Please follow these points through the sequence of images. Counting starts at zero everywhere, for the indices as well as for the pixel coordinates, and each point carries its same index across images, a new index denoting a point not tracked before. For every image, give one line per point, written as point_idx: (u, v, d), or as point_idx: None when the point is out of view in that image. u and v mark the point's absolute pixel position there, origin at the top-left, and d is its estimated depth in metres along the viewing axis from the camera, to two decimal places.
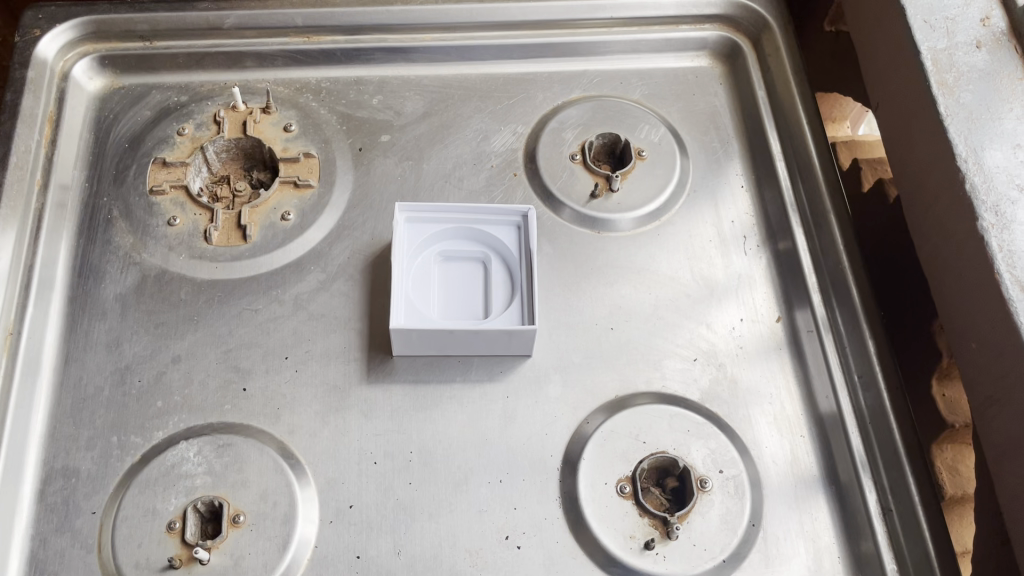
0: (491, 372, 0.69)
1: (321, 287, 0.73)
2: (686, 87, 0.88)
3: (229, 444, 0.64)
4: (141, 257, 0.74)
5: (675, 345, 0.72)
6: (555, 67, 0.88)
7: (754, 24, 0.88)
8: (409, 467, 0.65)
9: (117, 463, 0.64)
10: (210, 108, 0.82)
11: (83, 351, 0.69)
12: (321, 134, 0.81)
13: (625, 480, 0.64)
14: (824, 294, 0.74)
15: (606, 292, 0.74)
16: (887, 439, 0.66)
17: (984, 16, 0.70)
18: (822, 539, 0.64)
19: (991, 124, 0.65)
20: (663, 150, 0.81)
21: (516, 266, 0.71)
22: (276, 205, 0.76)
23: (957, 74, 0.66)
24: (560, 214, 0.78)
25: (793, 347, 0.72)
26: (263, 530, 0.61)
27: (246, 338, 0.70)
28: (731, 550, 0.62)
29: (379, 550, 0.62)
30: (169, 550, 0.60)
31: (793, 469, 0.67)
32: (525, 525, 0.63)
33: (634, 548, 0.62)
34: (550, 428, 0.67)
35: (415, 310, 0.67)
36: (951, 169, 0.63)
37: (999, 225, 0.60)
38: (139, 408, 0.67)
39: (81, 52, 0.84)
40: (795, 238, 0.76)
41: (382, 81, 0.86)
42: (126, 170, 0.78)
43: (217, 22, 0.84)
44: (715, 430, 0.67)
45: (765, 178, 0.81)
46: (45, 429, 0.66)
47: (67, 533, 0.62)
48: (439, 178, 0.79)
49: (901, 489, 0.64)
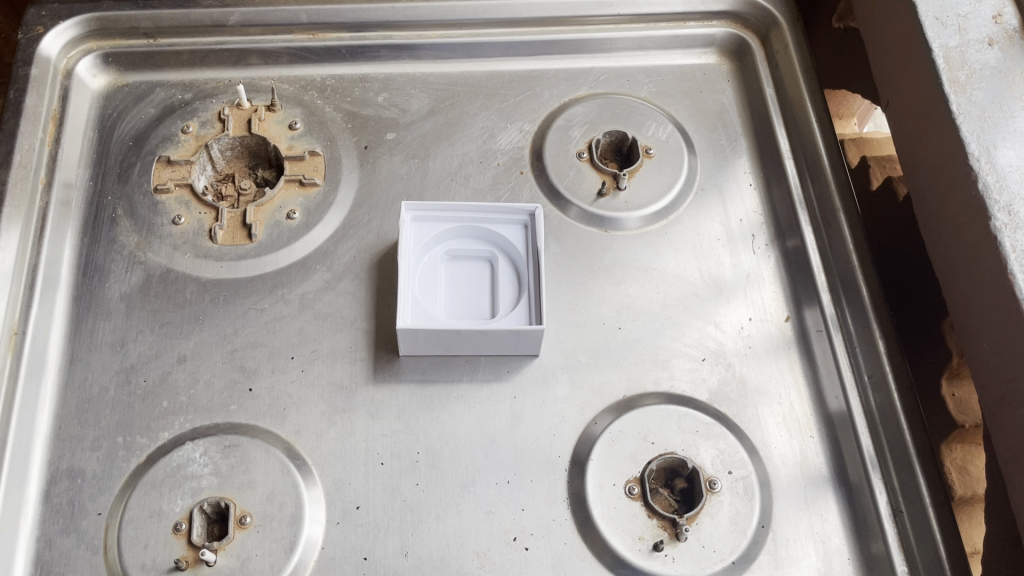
0: (498, 372, 0.69)
1: (327, 286, 0.72)
2: (693, 84, 0.87)
3: (235, 445, 0.64)
4: (145, 256, 0.73)
5: (682, 345, 0.71)
6: (561, 64, 0.87)
7: (762, 20, 0.88)
8: (416, 468, 0.64)
9: (122, 464, 0.64)
10: (214, 106, 0.81)
11: (88, 351, 0.69)
12: (327, 132, 0.80)
13: (634, 481, 0.64)
14: (834, 293, 0.73)
15: (613, 291, 0.74)
16: (897, 440, 0.65)
17: (996, 14, 0.70)
18: (831, 540, 0.64)
19: (1003, 122, 0.64)
20: (671, 148, 0.81)
21: (523, 265, 0.70)
22: (282, 204, 0.76)
23: (970, 72, 0.66)
24: (567, 212, 0.77)
25: (802, 346, 0.72)
26: (269, 531, 0.61)
27: (252, 337, 0.69)
28: (740, 552, 0.62)
29: (386, 551, 0.61)
30: (175, 551, 0.60)
31: (802, 470, 0.66)
32: (532, 526, 0.63)
33: (643, 549, 0.62)
34: (557, 430, 0.67)
35: (421, 309, 0.67)
36: (963, 168, 0.63)
37: (1012, 224, 0.60)
38: (145, 408, 0.66)
39: (85, 49, 0.83)
40: (804, 236, 0.76)
41: (387, 78, 0.85)
42: (130, 168, 0.77)
43: (221, 18, 0.83)
44: (723, 431, 0.67)
45: (773, 176, 0.81)
46: (50, 430, 0.65)
47: (72, 534, 0.61)
48: (445, 176, 0.79)
49: (911, 489, 0.64)
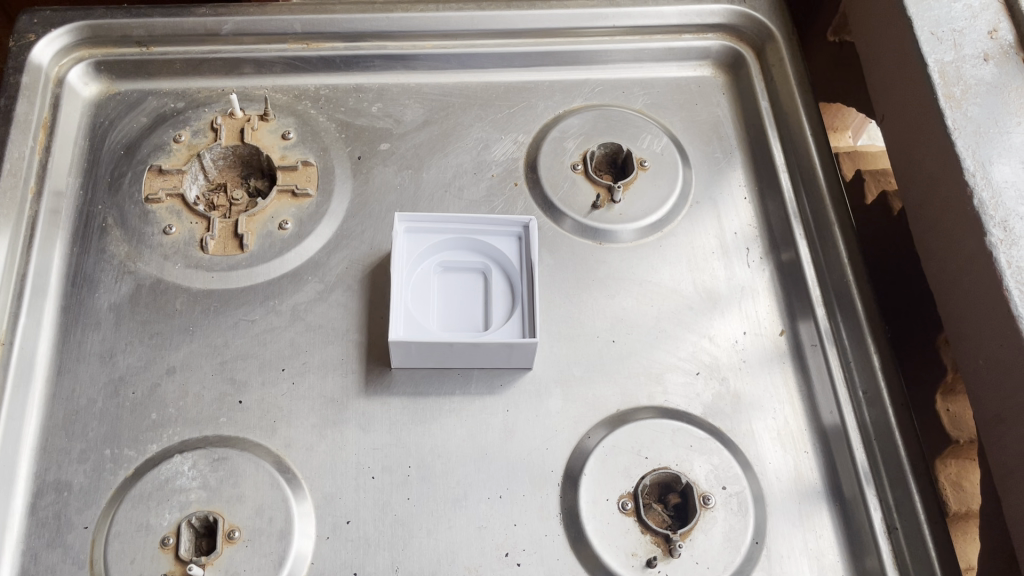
0: (492, 385, 0.68)
1: (319, 298, 0.72)
2: (689, 96, 0.87)
3: (224, 458, 0.63)
4: (135, 266, 0.72)
5: (676, 358, 0.71)
6: (556, 75, 0.87)
7: (758, 33, 0.88)
8: (408, 482, 0.64)
9: (109, 477, 0.63)
10: (207, 115, 0.81)
11: (76, 362, 0.68)
12: (320, 142, 0.80)
13: (627, 496, 0.63)
14: (828, 307, 0.73)
15: (608, 303, 0.73)
16: (891, 455, 0.65)
17: (991, 29, 0.70)
18: (826, 557, 0.63)
19: (998, 138, 0.64)
20: (666, 160, 0.80)
21: (517, 278, 0.70)
22: (274, 214, 0.75)
23: (965, 87, 0.66)
24: (561, 224, 0.77)
25: (797, 360, 0.71)
26: (258, 546, 0.60)
27: (243, 349, 0.69)
28: (734, 568, 0.62)
29: (376, 567, 0.60)
30: (162, 566, 0.59)
31: (796, 485, 0.66)
32: (525, 542, 0.62)
33: (636, 565, 0.61)
34: (551, 444, 0.66)
35: (414, 322, 0.66)
36: (959, 184, 0.63)
37: (1008, 240, 0.59)
38: (134, 420, 0.65)
39: (77, 57, 0.83)
40: (799, 250, 0.76)
41: (381, 89, 0.85)
42: (121, 178, 0.77)
43: (215, 27, 0.83)
44: (717, 446, 0.66)
45: (767, 190, 0.81)
46: (37, 442, 0.65)
47: (58, 549, 0.60)
48: (440, 188, 0.78)
49: (906, 505, 0.63)
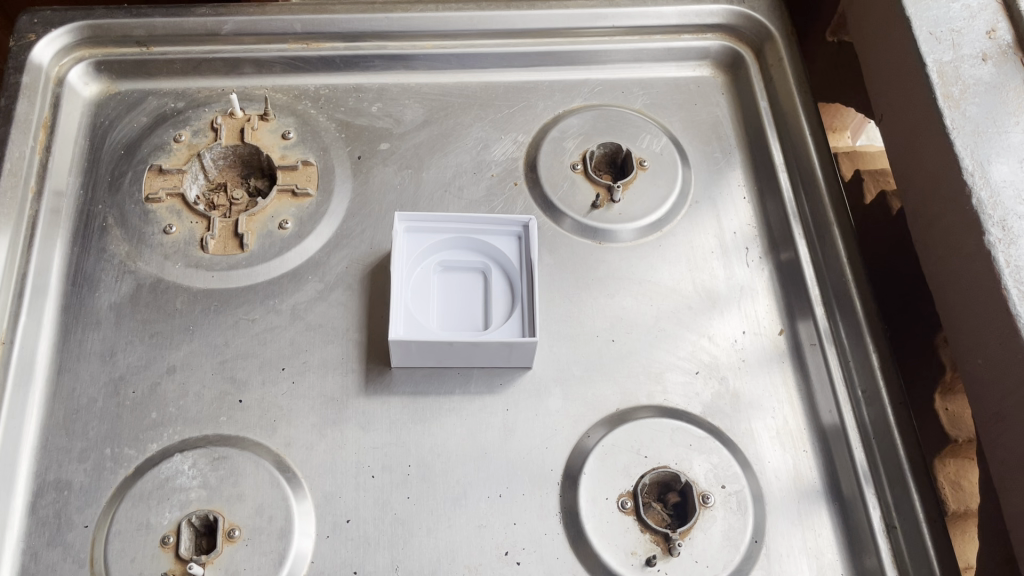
0: (491, 385, 0.69)
1: (319, 297, 0.72)
2: (688, 97, 0.88)
3: (224, 457, 0.63)
4: (135, 265, 0.72)
5: (676, 358, 0.71)
6: (555, 75, 0.87)
7: (757, 33, 0.88)
8: (407, 481, 0.64)
9: (109, 476, 0.63)
10: (207, 114, 0.81)
11: (76, 361, 0.68)
12: (320, 141, 0.80)
13: (626, 495, 0.64)
14: (828, 306, 0.73)
15: (608, 302, 0.73)
16: (890, 454, 0.65)
17: (990, 29, 0.70)
18: (825, 556, 0.63)
19: (996, 137, 0.64)
20: (665, 160, 0.81)
21: (517, 277, 0.70)
22: (274, 214, 0.75)
23: (963, 87, 0.66)
24: (560, 223, 0.77)
25: (796, 360, 0.72)
26: (258, 545, 0.60)
27: (243, 348, 0.69)
28: (733, 567, 0.62)
29: (376, 565, 0.60)
30: (162, 564, 0.59)
31: (795, 484, 0.66)
32: (525, 541, 0.62)
33: (635, 564, 0.61)
34: (550, 443, 0.66)
35: (414, 321, 0.66)
36: (957, 184, 0.63)
37: (1007, 240, 0.60)
38: (134, 419, 0.65)
39: (78, 56, 0.83)
40: (798, 249, 0.76)
41: (381, 89, 0.85)
42: (121, 177, 0.77)
43: (215, 27, 0.83)
44: (716, 445, 0.66)
45: (766, 190, 0.81)
46: (37, 441, 0.65)
47: (58, 548, 0.60)
48: (439, 187, 0.78)
49: (905, 504, 0.63)
